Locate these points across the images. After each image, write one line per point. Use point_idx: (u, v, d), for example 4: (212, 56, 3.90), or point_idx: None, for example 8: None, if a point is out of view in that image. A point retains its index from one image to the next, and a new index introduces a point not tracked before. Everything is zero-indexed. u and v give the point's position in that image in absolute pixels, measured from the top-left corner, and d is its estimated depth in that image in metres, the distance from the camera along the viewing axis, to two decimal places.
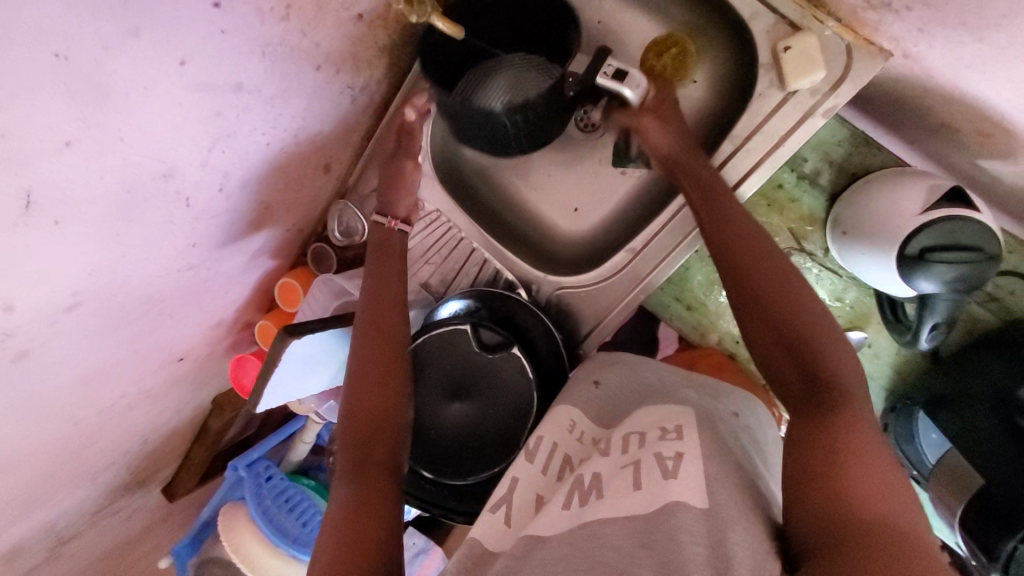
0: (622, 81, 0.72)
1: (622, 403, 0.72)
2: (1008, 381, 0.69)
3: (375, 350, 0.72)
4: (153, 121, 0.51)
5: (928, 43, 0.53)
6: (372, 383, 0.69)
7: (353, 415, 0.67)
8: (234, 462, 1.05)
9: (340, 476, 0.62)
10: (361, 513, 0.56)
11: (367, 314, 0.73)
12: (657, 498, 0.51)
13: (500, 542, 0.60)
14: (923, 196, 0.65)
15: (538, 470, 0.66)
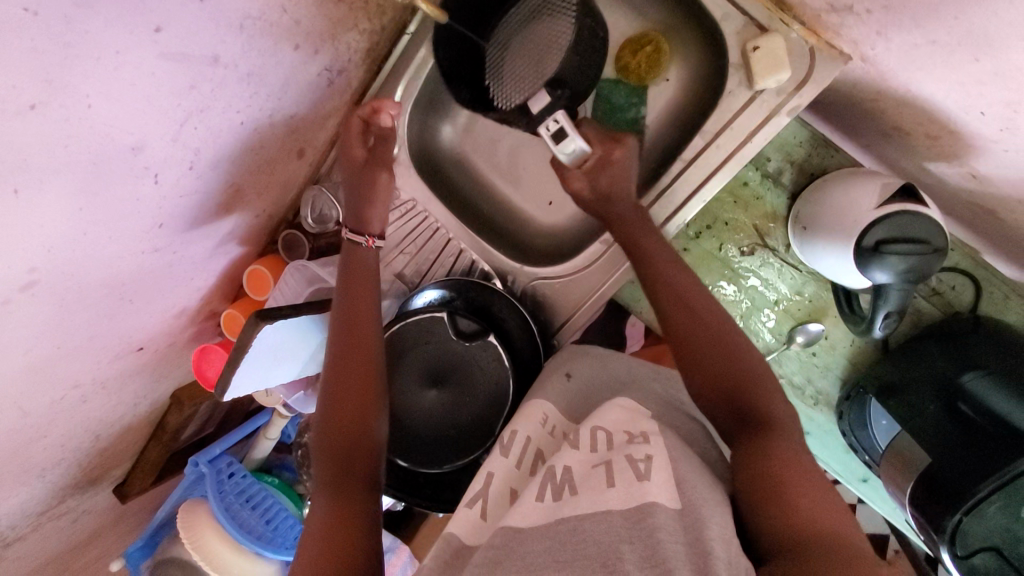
0: (558, 147, 0.73)
1: (592, 395, 0.74)
2: (947, 368, 0.75)
3: (350, 360, 0.70)
4: (124, 89, 0.50)
5: (884, 46, 0.57)
6: (348, 395, 0.68)
7: (328, 430, 0.66)
8: (195, 457, 1.01)
9: (317, 497, 0.61)
10: (339, 538, 0.55)
11: (340, 326, 0.71)
12: (633, 496, 0.51)
13: (473, 534, 0.58)
14: (879, 192, 0.69)
15: (511, 463, 0.65)
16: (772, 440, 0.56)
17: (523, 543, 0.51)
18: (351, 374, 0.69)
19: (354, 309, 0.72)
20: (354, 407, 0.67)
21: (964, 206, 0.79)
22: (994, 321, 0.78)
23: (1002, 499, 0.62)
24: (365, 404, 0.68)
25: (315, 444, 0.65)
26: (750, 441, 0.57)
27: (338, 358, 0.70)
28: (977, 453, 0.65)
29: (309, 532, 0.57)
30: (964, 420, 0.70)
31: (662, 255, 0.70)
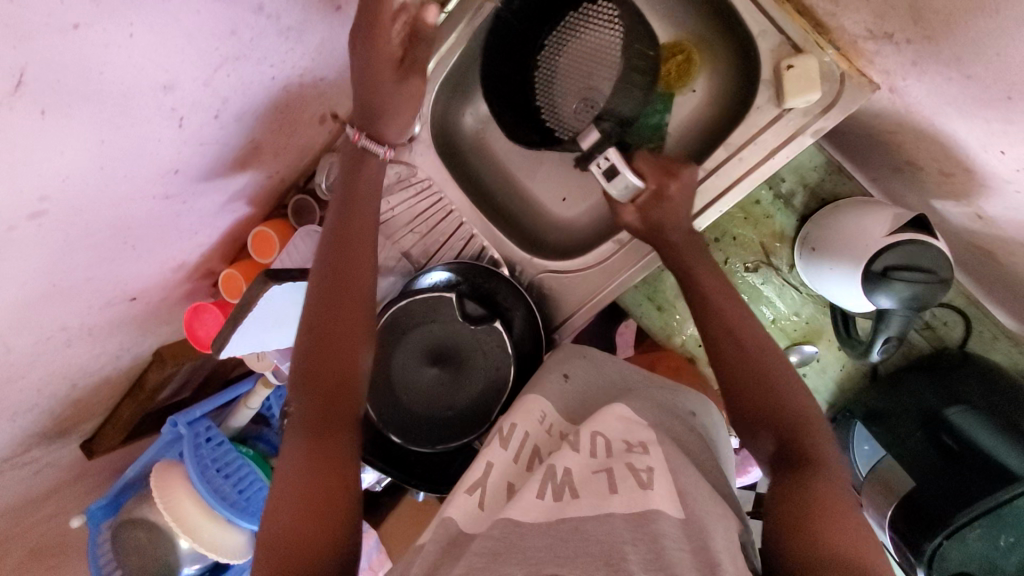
0: (609, 182, 0.74)
1: (589, 398, 0.74)
2: (935, 402, 0.76)
3: (339, 300, 0.65)
4: (167, 23, 0.49)
5: (916, 77, 0.59)
6: (332, 331, 0.64)
7: (307, 371, 0.63)
8: (172, 418, 0.98)
9: (291, 440, 0.59)
10: (317, 496, 0.55)
11: (330, 250, 0.67)
12: (637, 503, 0.52)
13: (473, 522, 0.57)
14: (891, 221, 0.70)
15: (510, 458, 0.65)
16: (807, 476, 0.57)
17: (523, 537, 0.50)
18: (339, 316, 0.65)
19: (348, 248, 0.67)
20: (339, 351, 0.64)
21: (964, 247, 0.82)
22: (982, 359, 0.80)
23: (983, 528, 0.64)
24: (350, 350, 0.64)
25: (293, 381, 0.62)
26: (789, 486, 0.57)
27: (326, 296, 0.65)
28: (959, 483, 0.67)
29: (284, 479, 0.56)
30: (951, 453, 0.71)
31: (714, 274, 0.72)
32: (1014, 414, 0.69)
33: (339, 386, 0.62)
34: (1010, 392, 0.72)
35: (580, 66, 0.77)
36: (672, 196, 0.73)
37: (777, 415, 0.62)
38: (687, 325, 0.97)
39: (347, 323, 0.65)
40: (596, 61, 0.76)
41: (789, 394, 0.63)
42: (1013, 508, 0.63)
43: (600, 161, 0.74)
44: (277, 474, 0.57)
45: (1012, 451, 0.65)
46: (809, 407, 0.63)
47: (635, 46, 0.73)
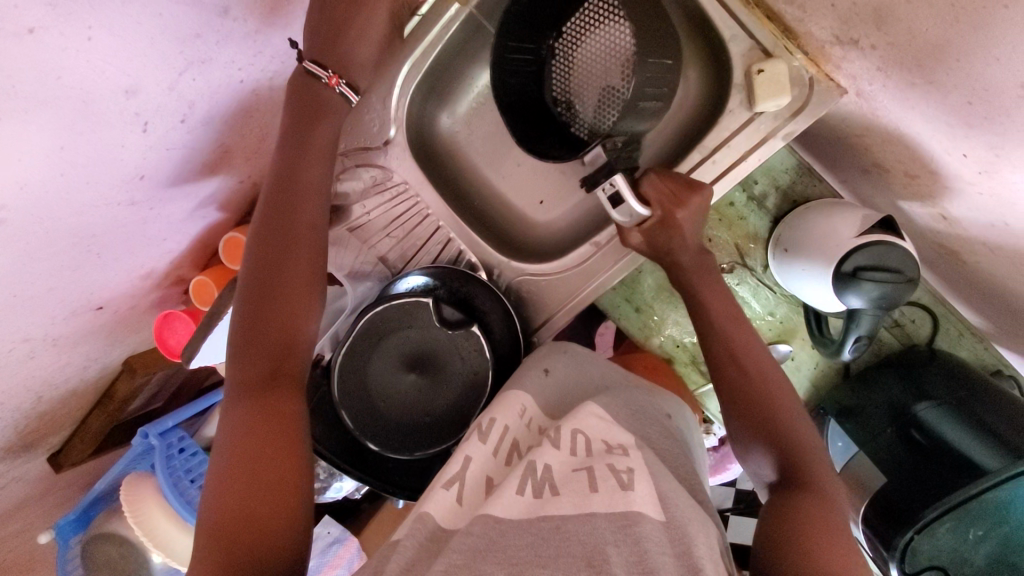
0: (614, 208, 0.73)
1: (565, 395, 0.75)
2: (905, 398, 0.78)
3: (284, 267, 0.62)
4: (129, 27, 0.47)
5: (881, 82, 0.60)
6: (279, 295, 0.61)
7: (249, 340, 0.59)
8: (143, 429, 0.96)
9: (234, 412, 0.56)
10: (266, 469, 0.53)
11: (276, 208, 0.63)
12: (619, 503, 0.52)
13: (452, 520, 0.56)
14: (859, 222, 0.72)
15: (489, 452, 0.64)
16: (795, 490, 0.58)
17: (504, 536, 0.49)
18: (284, 283, 0.61)
19: (294, 217, 0.63)
20: (285, 320, 0.61)
21: (930, 247, 0.84)
22: (947, 355, 0.82)
23: (953, 524, 0.65)
24: (296, 319, 0.61)
25: (235, 351, 0.59)
26: (781, 495, 0.59)
27: (270, 262, 0.62)
28: (931, 479, 0.68)
29: (227, 452, 0.54)
30: (918, 447, 0.73)
31: (712, 287, 0.74)
32: (976, 408, 0.70)
33: (286, 355, 0.60)
34: (977, 386, 0.73)
35: (598, 65, 0.74)
36: (681, 224, 0.72)
37: (759, 420, 0.64)
38: (665, 326, 0.98)
39: (293, 290, 0.62)
40: (616, 64, 0.72)
41: (767, 399, 0.65)
42: (981, 501, 0.63)
43: (606, 186, 0.73)
44: (220, 447, 0.55)
45: (977, 444, 0.67)
46: (794, 418, 0.64)
47: (648, 59, 0.70)
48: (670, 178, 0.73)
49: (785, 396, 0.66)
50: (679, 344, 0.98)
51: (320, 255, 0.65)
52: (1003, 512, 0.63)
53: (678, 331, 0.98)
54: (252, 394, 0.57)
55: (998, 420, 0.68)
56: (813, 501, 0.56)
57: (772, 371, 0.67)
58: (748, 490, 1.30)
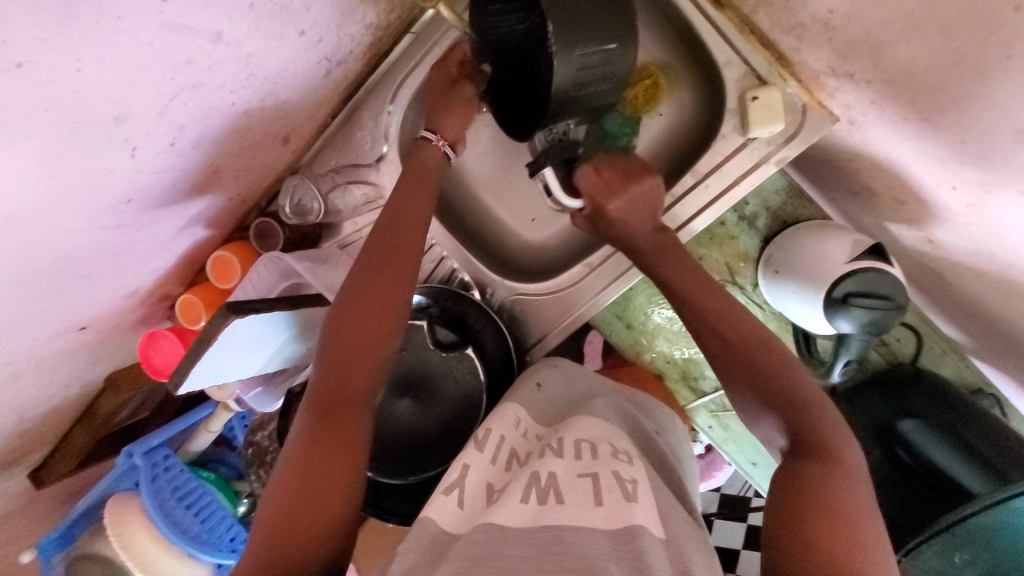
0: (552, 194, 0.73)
1: (560, 404, 0.73)
2: (889, 416, 0.80)
3: (378, 289, 0.62)
4: (119, 58, 0.45)
5: (875, 113, 0.61)
6: (368, 315, 0.61)
7: (330, 355, 0.59)
8: (128, 449, 0.94)
9: (304, 422, 0.57)
10: (323, 490, 0.53)
11: (383, 232, 0.65)
12: (620, 518, 0.51)
13: (456, 525, 0.55)
14: (850, 247, 0.73)
15: (487, 458, 0.62)
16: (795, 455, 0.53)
17: (504, 544, 0.48)
18: (376, 303, 0.61)
19: (396, 242, 0.64)
20: (370, 342, 0.60)
21: (917, 267, 0.86)
22: (931, 374, 0.85)
23: (940, 546, 0.62)
24: (377, 344, 0.61)
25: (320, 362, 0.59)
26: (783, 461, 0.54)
27: (367, 283, 0.62)
28: (919, 501, 0.70)
29: (290, 462, 0.54)
30: (902, 467, 0.75)
31: (691, 282, 0.68)
32: (964, 432, 0.71)
33: (359, 375, 0.59)
34: (963, 410, 0.75)
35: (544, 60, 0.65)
36: (615, 216, 0.72)
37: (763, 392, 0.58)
38: (657, 341, 0.99)
39: (384, 315, 0.61)
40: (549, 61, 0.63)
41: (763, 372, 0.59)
42: (969, 526, 0.61)
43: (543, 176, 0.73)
44: (284, 457, 0.55)
45: (969, 470, 0.68)
46: (790, 378, 0.58)
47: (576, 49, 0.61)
48: (605, 170, 0.73)
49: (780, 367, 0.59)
50: (670, 360, 0.99)
51: (410, 282, 0.64)
52: (992, 535, 0.61)
53: (668, 348, 0.99)
54: (325, 409, 0.57)
55: (993, 453, 0.68)
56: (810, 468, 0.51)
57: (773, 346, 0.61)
58: (732, 495, 1.32)
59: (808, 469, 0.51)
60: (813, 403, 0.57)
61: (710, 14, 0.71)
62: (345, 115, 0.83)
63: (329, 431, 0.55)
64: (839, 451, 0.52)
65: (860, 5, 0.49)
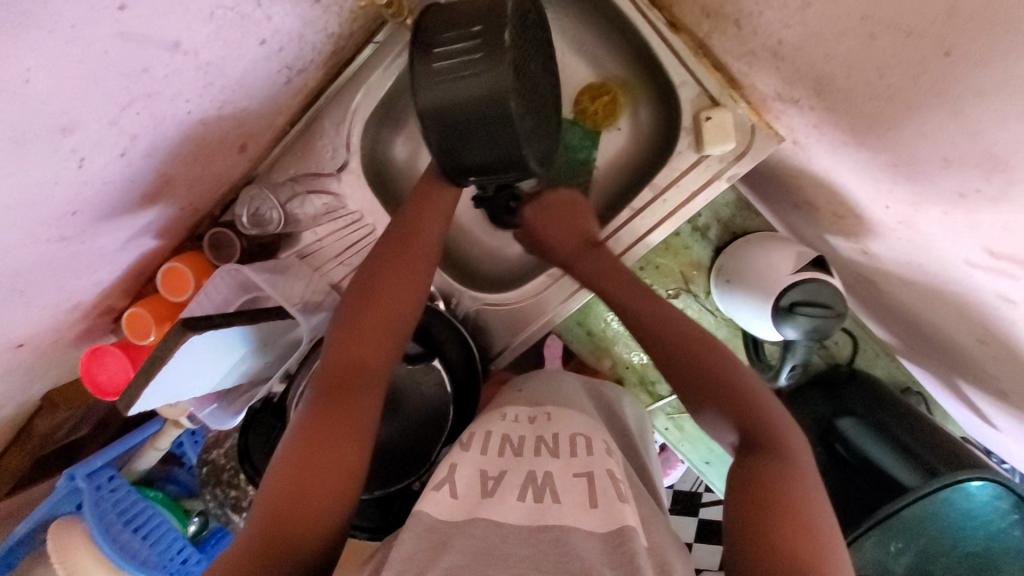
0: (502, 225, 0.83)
1: (550, 394, 0.73)
2: (831, 414, 0.86)
3: (388, 275, 0.65)
4: (71, 66, 0.43)
5: (817, 136, 0.66)
6: (384, 297, 0.63)
7: (347, 334, 0.61)
8: (71, 472, 0.88)
9: (312, 398, 0.58)
10: (328, 457, 0.52)
11: (401, 223, 0.68)
12: (614, 518, 0.50)
13: (449, 513, 0.52)
14: (794, 259, 0.78)
15: (477, 453, 0.61)
16: (755, 454, 0.55)
17: (506, 542, 0.48)
18: (393, 289, 0.64)
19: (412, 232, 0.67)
20: (379, 323, 0.62)
21: (852, 274, 0.93)
22: (865, 375, 0.92)
23: (877, 537, 0.67)
24: (392, 327, 0.63)
25: (330, 343, 0.61)
26: (741, 460, 0.56)
27: (376, 271, 0.65)
28: (858, 493, 0.76)
29: (296, 433, 0.55)
30: (839, 460, 0.81)
31: (635, 291, 0.70)
32: (892, 428, 0.78)
33: (373, 351, 0.61)
34: (892, 407, 0.82)
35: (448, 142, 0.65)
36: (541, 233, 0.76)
37: (718, 395, 0.60)
38: (616, 348, 1.02)
39: (398, 299, 0.64)
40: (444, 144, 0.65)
41: (708, 375, 0.62)
42: (900, 517, 0.67)
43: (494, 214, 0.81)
44: (295, 426, 0.56)
45: (899, 464, 0.73)
46: (735, 378, 0.61)
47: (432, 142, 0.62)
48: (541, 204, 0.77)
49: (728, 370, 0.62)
50: (629, 366, 1.03)
51: (425, 271, 0.67)
52: (923, 524, 0.66)
53: (627, 354, 1.02)
54: (333, 384, 0.58)
55: (920, 446, 0.74)
56: (770, 461, 0.54)
57: (718, 350, 0.64)
58: (685, 492, 1.37)
59: (771, 461, 0.54)
60: (771, 404, 0.59)
61: (663, 33, 0.74)
62: (303, 125, 0.81)
63: (336, 403, 0.56)
64: (789, 446, 0.55)
65: (807, 39, 0.53)
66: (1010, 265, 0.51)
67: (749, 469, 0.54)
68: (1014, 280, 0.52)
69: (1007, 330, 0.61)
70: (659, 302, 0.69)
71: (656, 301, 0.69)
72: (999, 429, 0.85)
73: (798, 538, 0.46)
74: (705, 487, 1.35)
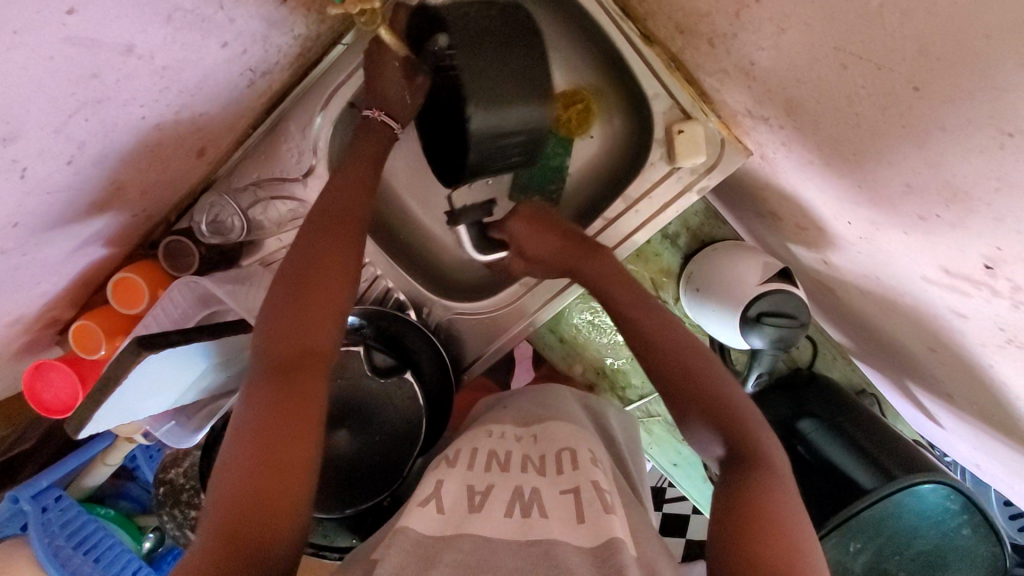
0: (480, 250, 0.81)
1: (536, 409, 0.73)
2: (790, 415, 0.90)
3: (327, 257, 0.61)
4: (12, 74, 0.39)
5: (784, 152, 0.68)
6: (322, 277, 0.59)
7: (282, 319, 0.57)
8: (13, 493, 0.84)
9: (256, 395, 0.53)
10: (287, 453, 0.51)
11: (332, 199, 0.64)
12: (600, 532, 0.49)
13: (436, 529, 0.50)
14: (761, 269, 0.80)
15: (463, 469, 0.60)
16: (743, 469, 0.56)
17: (493, 556, 0.46)
18: (329, 267, 0.60)
19: (347, 211, 0.64)
20: (324, 306, 0.59)
21: (811, 281, 0.96)
22: (824, 378, 0.96)
23: (839, 536, 0.70)
24: (333, 308, 0.59)
25: (269, 333, 0.56)
26: (730, 472, 0.56)
27: (315, 254, 0.61)
28: (815, 490, 0.78)
29: (244, 438, 0.51)
30: (798, 459, 0.84)
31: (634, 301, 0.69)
32: (851, 432, 0.81)
33: (314, 335, 0.57)
34: (848, 409, 0.86)
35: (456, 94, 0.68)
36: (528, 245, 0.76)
37: (708, 404, 0.60)
38: (586, 353, 1.03)
39: (335, 278, 0.60)
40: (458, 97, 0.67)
41: (696, 381, 0.61)
42: (860, 518, 0.70)
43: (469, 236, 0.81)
44: (239, 424, 0.52)
45: (857, 466, 0.76)
46: (723, 386, 0.61)
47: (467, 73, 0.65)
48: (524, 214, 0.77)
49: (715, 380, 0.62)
50: (599, 372, 1.04)
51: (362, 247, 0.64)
52: (879, 524, 0.70)
53: (598, 360, 1.03)
54: (278, 377, 0.54)
55: (874, 446, 0.78)
56: (756, 476, 0.55)
57: (709, 355, 0.64)
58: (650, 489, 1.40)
59: (757, 475, 0.55)
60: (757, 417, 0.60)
61: (637, 45, 0.74)
62: (266, 127, 0.78)
63: (285, 400, 0.53)
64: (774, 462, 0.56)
65: (780, 62, 0.54)
66: (964, 284, 0.53)
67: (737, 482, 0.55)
68: (966, 297, 0.55)
69: (956, 343, 0.64)
70: (650, 308, 0.68)
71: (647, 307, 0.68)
72: (944, 427, 0.91)
73: (775, 554, 0.47)
74: (669, 483, 1.39)
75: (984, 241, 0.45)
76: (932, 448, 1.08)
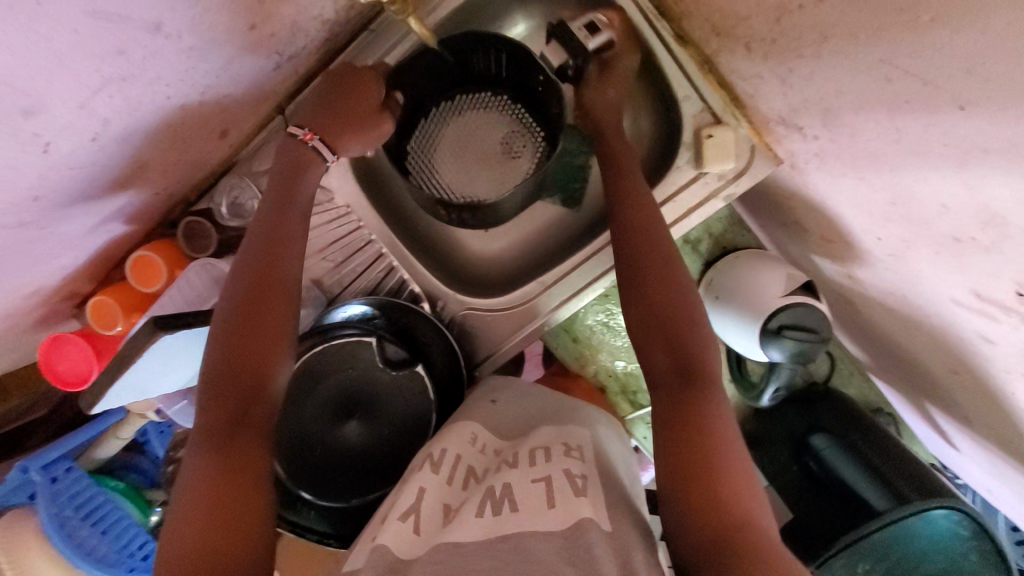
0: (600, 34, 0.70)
1: (526, 412, 0.69)
2: (803, 429, 0.89)
3: (257, 304, 0.58)
4: (35, 45, 0.39)
5: (817, 163, 0.66)
6: (253, 323, 0.57)
7: (215, 375, 0.55)
8: (22, 464, 0.84)
9: (196, 462, 0.52)
10: (235, 514, 0.49)
11: (265, 236, 0.62)
12: (570, 515, 0.48)
13: (413, 551, 0.48)
14: (785, 282, 0.78)
15: (442, 482, 0.57)
16: (717, 437, 0.52)
17: (466, 562, 0.44)
18: (259, 311, 0.58)
19: (278, 248, 0.61)
20: (259, 360, 0.56)
21: (834, 295, 0.94)
22: (840, 394, 0.92)
23: (847, 556, 0.68)
24: (270, 353, 0.58)
25: (204, 388, 0.55)
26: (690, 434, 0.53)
27: (244, 299, 0.58)
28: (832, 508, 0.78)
29: (188, 504, 0.49)
30: (812, 475, 0.83)
31: (663, 282, 0.60)
32: (865, 450, 0.79)
33: (249, 387, 0.55)
34: (863, 425, 0.84)
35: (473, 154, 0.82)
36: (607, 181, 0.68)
37: (685, 370, 0.56)
38: (601, 355, 1.02)
39: (268, 322, 0.58)
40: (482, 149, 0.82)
41: (693, 362, 0.56)
42: (869, 540, 0.68)
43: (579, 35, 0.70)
44: (182, 491, 0.51)
45: (870, 486, 0.75)
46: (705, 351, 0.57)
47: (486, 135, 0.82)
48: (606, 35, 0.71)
49: (697, 342, 0.58)
50: (612, 374, 1.02)
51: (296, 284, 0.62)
52: (894, 545, 0.68)
53: (611, 362, 1.02)
54: (217, 441, 0.52)
55: (890, 468, 0.76)
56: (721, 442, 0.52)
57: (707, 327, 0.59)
58: None
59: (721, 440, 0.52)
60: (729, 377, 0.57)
61: (673, 49, 0.74)
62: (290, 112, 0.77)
63: (227, 461, 0.52)
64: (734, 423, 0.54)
65: (822, 70, 0.52)
66: (996, 309, 0.50)
67: (704, 446, 0.52)
68: (996, 323, 0.52)
69: (979, 367, 0.62)
70: (677, 292, 0.60)
71: (673, 290, 0.60)
72: (960, 451, 0.88)
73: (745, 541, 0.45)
74: None
75: (1017, 267, 0.43)
76: (947, 472, 1.05)
